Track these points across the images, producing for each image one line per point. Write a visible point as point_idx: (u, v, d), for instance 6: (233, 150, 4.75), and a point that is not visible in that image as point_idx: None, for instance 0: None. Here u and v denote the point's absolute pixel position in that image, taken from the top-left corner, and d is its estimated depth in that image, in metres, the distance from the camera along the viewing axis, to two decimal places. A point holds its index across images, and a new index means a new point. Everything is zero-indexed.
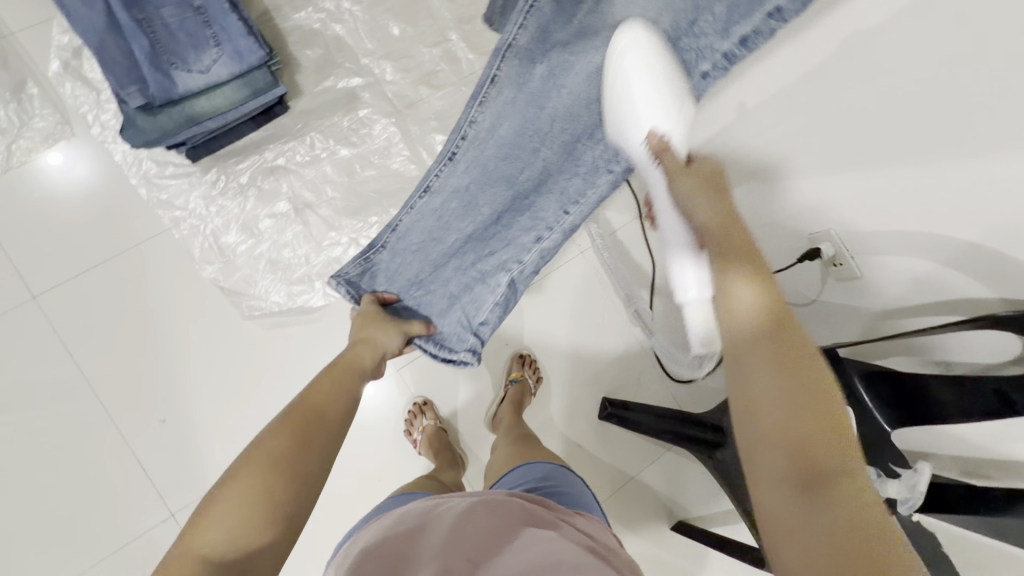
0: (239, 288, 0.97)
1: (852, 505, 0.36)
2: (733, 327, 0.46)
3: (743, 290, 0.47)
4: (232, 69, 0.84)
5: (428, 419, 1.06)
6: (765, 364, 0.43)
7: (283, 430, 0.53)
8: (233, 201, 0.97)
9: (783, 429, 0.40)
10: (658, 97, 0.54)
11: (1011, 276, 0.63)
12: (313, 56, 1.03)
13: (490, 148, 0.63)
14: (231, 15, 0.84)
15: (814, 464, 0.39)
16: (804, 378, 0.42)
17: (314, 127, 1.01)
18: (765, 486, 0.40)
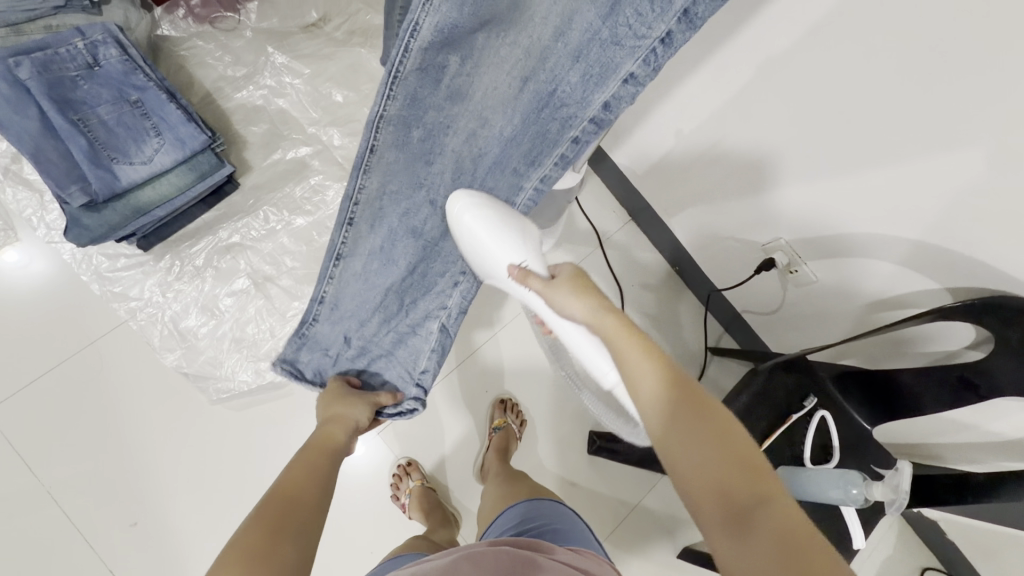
0: (204, 372, 0.94)
1: (771, 521, 0.44)
2: (646, 411, 0.55)
3: (640, 377, 0.56)
4: (175, 156, 0.85)
5: (415, 480, 1.03)
6: (679, 424, 0.52)
7: (258, 525, 0.52)
8: (190, 284, 0.95)
9: (702, 477, 0.48)
10: (504, 240, 0.64)
11: (956, 267, 0.66)
12: (259, 131, 1.05)
13: (394, 209, 0.68)
14: (169, 104, 0.84)
15: (738, 502, 0.46)
16: (707, 439, 0.50)
17: (267, 200, 1.01)
18: (709, 534, 0.46)
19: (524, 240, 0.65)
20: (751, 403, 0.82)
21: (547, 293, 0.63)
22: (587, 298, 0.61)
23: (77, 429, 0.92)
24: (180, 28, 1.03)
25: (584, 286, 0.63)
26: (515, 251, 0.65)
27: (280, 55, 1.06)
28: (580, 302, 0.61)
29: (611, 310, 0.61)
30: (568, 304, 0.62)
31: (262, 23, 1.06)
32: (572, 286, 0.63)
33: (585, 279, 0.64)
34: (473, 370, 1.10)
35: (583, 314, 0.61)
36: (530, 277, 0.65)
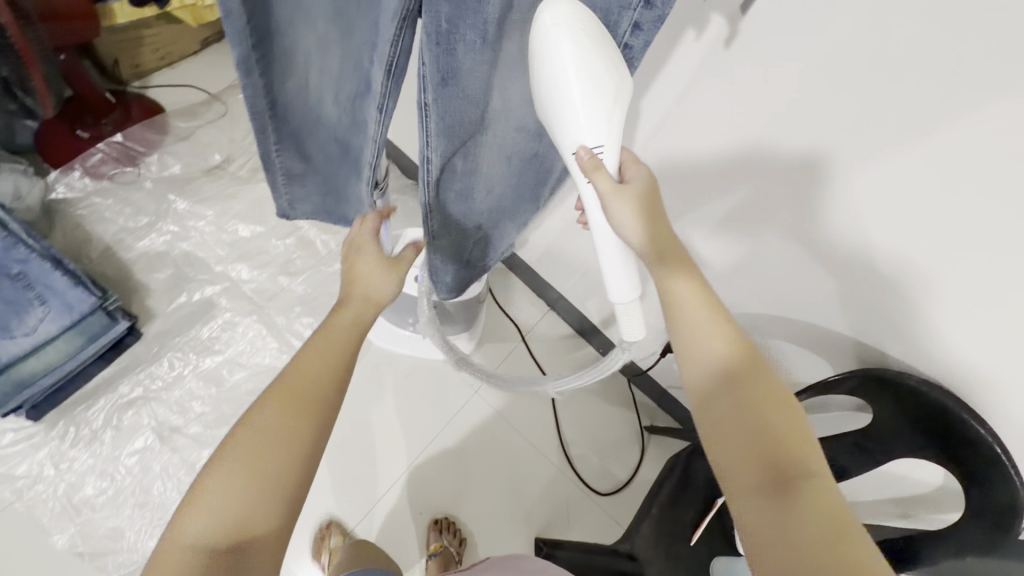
0: (103, 547, 0.86)
1: (815, 500, 0.38)
2: (685, 330, 0.46)
3: (684, 293, 0.47)
4: (62, 322, 0.83)
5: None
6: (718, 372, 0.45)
7: (267, 415, 0.44)
8: (87, 450, 0.90)
9: (729, 421, 0.43)
10: (590, 110, 0.42)
11: (820, 337, 0.70)
12: (163, 277, 1.04)
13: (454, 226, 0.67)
14: (55, 271, 0.80)
15: (770, 454, 0.41)
16: (744, 384, 0.44)
17: (172, 346, 0.99)
18: (728, 478, 0.42)
19: (620, 103, 0.43)
20: (678, 490, 0.78)
21: (618, 192, 0.46)
22: (649, 223, 0.47)
23: None
24: (76, 189, 1.04)
25: (652, 205, 0.48)
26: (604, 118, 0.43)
27: (181, 201, 1.08)
28: (637, 220, 0.46)
29: (671, 246, 0.48)
30: (627, 220, 0.46)
31: (163, 173, 1.09)
32: (641, 189, 0.47)
33: (656, 200, 0.48)
34: (407, 493, 1.06)
35: (637, 239, 0.47)
36: (600, 172, 0.45)
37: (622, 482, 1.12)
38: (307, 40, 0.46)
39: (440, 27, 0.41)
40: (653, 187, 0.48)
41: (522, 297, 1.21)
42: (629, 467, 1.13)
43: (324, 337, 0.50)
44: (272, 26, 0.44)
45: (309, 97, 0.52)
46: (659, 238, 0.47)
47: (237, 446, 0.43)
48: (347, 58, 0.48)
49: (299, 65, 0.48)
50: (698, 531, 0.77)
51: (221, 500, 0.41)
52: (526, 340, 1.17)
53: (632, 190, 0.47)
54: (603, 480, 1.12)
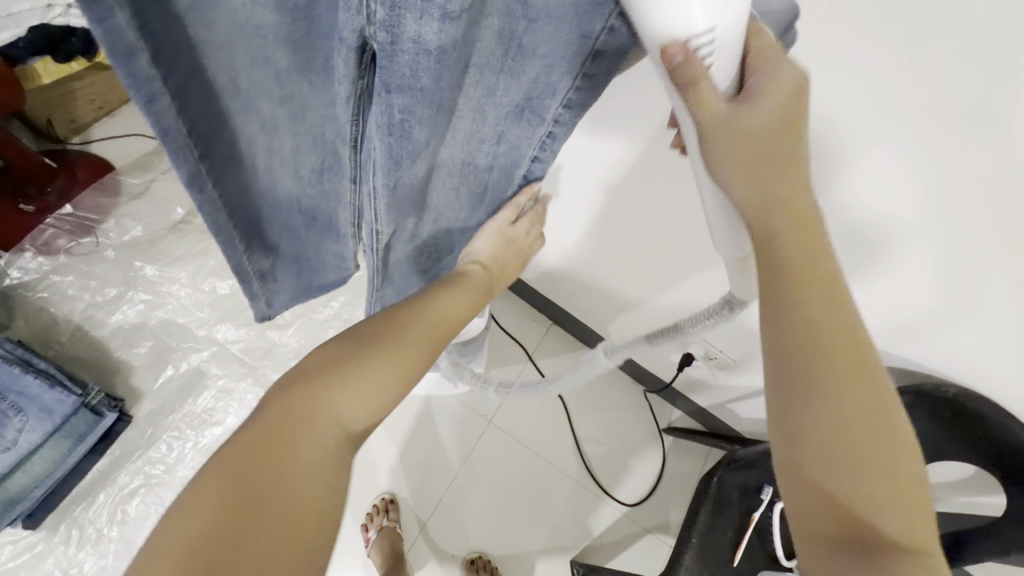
0: None
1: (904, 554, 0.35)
2: (785, 343, 0.35)
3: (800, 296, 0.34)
4: (42, 429, 0.78)
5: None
6: (839, 405, 0.35)
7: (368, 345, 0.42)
8: (94, 551, 0.85)
9: (830, 459, 0.35)
10: None
11: None
12: (144, 351, 0.97)
13: (401, 252, 0.57)
14: (25, 375, 0.77)
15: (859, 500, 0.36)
16: (857, 416, 0.35)
17: (167, 425, 0.93)
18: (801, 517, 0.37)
19: None
20: (715, 515, 0.78)
21: (724, 117, 0.30)
22: (763, 164, 0.32)
23: None
24: (31, 270, 0.96)
25: (785, 126, 0.32)
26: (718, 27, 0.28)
27: (149, 266, 1.01)
28: (742, 166, 0.32)
29: (796, 207, 0.34)
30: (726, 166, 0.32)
31: (124, 238, 1.01)
32: (769, 104, 0.31)
33: (799, 114, 0.32)
34: (433, 538, 1.03)
35: (744, 193, 0.33)
36: (702, 83, 0.29)
37: (649, 488, 1.11)
38: (252, 128, 0.40)
39: (392, 117, 0.37)
40: (791, 100, 0.32)
41: (524, 314, 1.18)
42: (653, 471, 1.12)
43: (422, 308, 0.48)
44: (219, 124, 0.37)
45: (262, 180, 0.46)
46: (777, 198, 0.33)
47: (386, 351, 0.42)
48: (298, 135, 0.43)
49: (246, 153, 0.42)
50: (739, 552, 0.77)
51: (353, 394, 0.39)
52: (534, 359, 1.14)
53: (747, 117, 0.31)
54: (629, 491, 1.10)
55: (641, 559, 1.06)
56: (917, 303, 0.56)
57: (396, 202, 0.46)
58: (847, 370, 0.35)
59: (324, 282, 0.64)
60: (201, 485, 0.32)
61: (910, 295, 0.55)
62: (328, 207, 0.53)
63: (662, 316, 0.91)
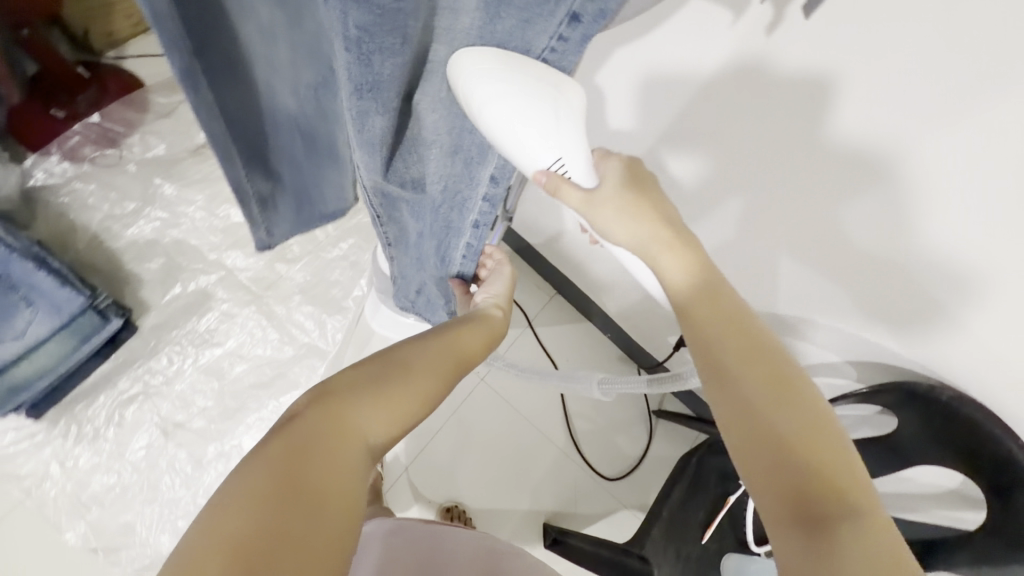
0: (117, 542, 0.86)
1: (860, 537, 0.31)
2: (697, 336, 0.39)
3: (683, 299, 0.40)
4: (51, 324, 0.80)
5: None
6: (750, 380, 0.36)
7: (378, 377, 0.42)
8: (91, 448, 0.89)
9: (777, 439, 0.35)
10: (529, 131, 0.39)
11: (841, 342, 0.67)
12: (155, 267, 1.00)
13: (399, 207, 0.58)
14: (39, 272, 0.79)
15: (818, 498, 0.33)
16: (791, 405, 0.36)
17: (169, 340, 0.96)
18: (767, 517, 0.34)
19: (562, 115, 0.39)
20: (689, 492, 0.77)
21: (577, 192, 0.40)
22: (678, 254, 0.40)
23: None
24: (55, 174, 0.98)
25: (635, 188, 0.41)
26: (557, 119, 0.38)
27: (168, 185, 1.02)
28: (627, 228, 0.41)
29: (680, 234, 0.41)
30: (612, 223, 0.41)
31: (146, 154, 1.03)
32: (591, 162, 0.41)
33: (643, 183, 0.42)
34: (414, 482, 1.06)
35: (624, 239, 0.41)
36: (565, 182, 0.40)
37: (632, 465, 1.11)
38: (253, 35, 0.41)
39: (352, 34, 0.36)
40: (633, 171, 0.42)
41: (529, 279, 1.17)
42: (637, 450, 1.12)
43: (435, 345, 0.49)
44: (216, 22, 0.38)
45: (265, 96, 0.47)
46: (649, 236, 0.40)
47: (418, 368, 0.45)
48: (296, 48, 0.43)
49: (251, 65, 0.43)
50: (708, 531, 0.77)
51: (391, 405, 0.40)
52: (533, 325, 1.14)
53: (604, 188, 0.41)
54: (611, 465, 1.11)
55: (614, 531, 1.07)
56: (891, 310, 0.58)
57: (368, 139, 0.46)
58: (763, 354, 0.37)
59: (323, 213, 0.70)
60: (246, 478, 0.32)
61: (934, 288, 0.51)
62: (327, 129, 0.54)
63: None
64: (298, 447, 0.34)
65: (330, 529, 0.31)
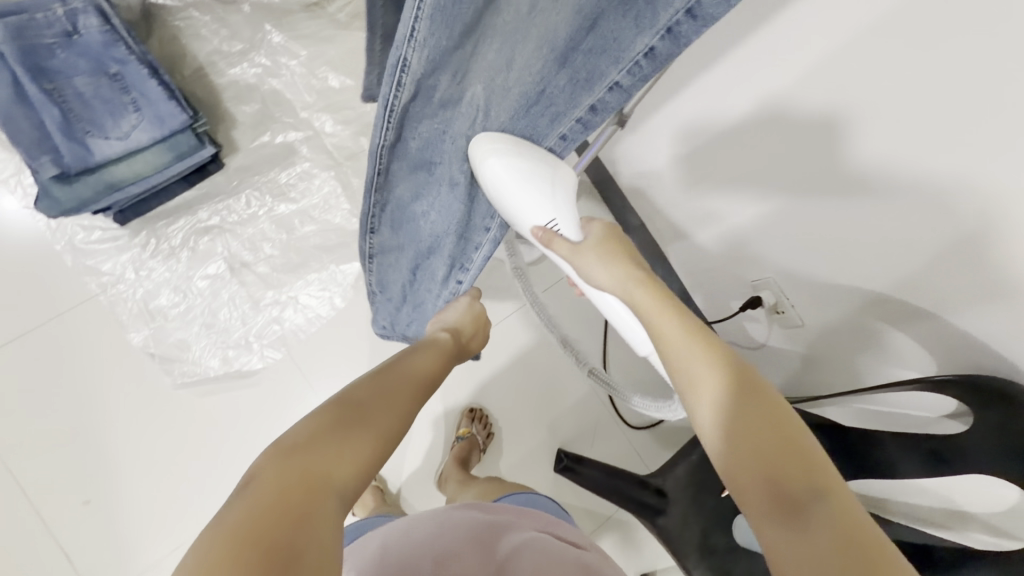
0: (172, 354, 0.92)
1: (827, 516, 0.37)
2: (675, 356, 0.50)
3: (667, 328, 0.51)
4: (153, 134, 0.82)
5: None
6: (740, 417, 0.44)
7: (325, 415, 0.46)
8: (164, 264, 0.94)
9: (741, 435, 0.43)
10: (531, 193, 0.52)
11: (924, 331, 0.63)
12: (249, 111, 1.02)
13: (410, 163, 0.54)
14: (151, 80, 0.82)
15: (783, 480, 0.40)
16: (755, 410, 0.44)
17: (251, 183, 0.99)
18: (748, 505, 0.41)
19: (556, 179, 0.53)
20: None
21: (585, 254, 0.56)
22: (677, 339, 0.50)
23: (35, 399, 0.88)
24: None
25: (618, 244, 0.57)
26: (552, 192, 0.53)
27: (277, 33, 1.02)
28: (610, 273, 0.55)
29: (660, 304, 0.52)
30: (595, 270, 0.56)
31: None
32: (603, 261, 0.55)
33: (621, 240, 0.58)
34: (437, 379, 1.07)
35: (608, 282, 0.55)
36: (556, 240, 0.56)
37: (656, 420, 1.11)
38: None
39: None
40: (613, 237, 0.57)
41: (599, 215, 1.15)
42: None
43: (378, 378, 0.54)
44: None
45: None
46: (626, 287, 0.54)
47: (372, 420, 0.48)
48: None
49: None
50: None
51: (349, 454, 0.43)
52: None
53: (594, 243, 0.56)
54: (636, 413, 1.11)
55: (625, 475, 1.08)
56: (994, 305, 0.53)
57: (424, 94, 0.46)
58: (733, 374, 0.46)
59: None
60: (208, 542, 0.33)
61: None
62: None
63: (740, 251, 0.84)
64: (263, 509, 0.35)
65: (317, 555, 0.34)
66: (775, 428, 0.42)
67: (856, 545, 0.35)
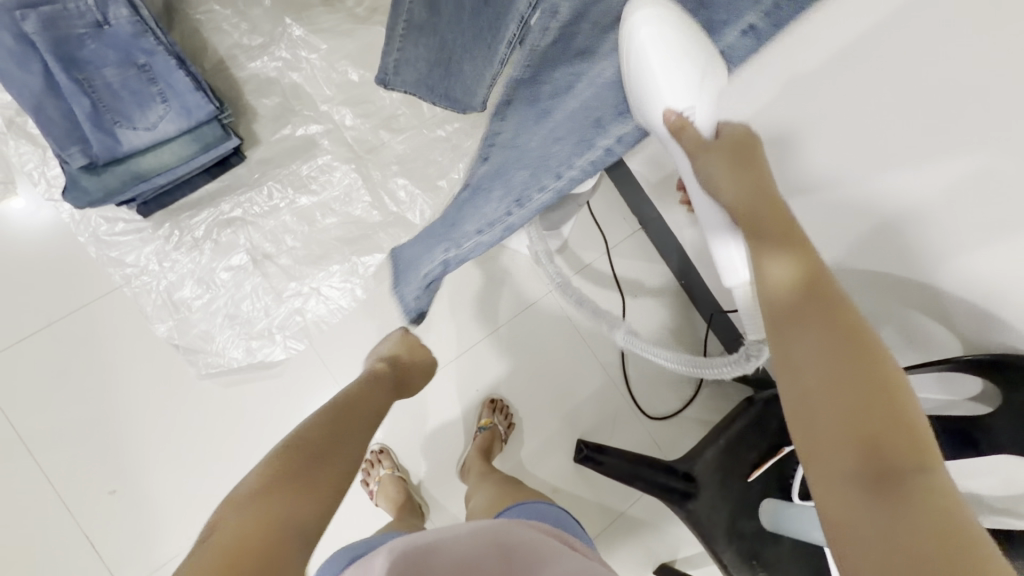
0: (196, 345, 0.92)
1: (914, 495, 0.35)
2: (770, 294, 0.51)
3: (777, 265, 0.52)
4: (180, 125, 0.83)
5: (386, 467, 1.01)
6: (835, 371, 0.43)
7: (276, 460, 0.50)
8: (188, 255, 0.94)
9: (832, 394, 0.42)
10: (681, 73, 0.57)
11: (946, 309, 0.65)
12: (270, 104, 1.02)
13: (530, 112, 0.53)
14: (178, 71, 0.82)
15: (875, 447, 0.38)
16: (857, 365, 0.43)
17: (272, 176, 1.00)
18: (827, 468, 0.40)
19: (711, 75, 0.57)
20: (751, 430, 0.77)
21: (710, 157, 0.57)
22: (788, 271, 0.51)
23: (63, 390, 0.88)
24: None
25: (756, 175, 0.57)
26: (701, 88, 0.58)
27: (297, 26, 1.03)
28: (728, 177, 0.56)
29: (785, 228, 0.53)
30: (723, 180, 0.56)
31: None
32: (726, 167, 0.57)
33: (759, 169, 0.57)
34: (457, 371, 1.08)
35: (733, 198, 0.56)
36: (688, 129, 0.58)
37: (675, 411, 1.12)
38: None
39: None
40: (752, 152, 0.59)
41: (616, 208, 1.16)
42: (682, 400, 1.13)
43: (335, 410, 0.57)
44: None
45: None
46: (751, 204, 0.55)
47: (321, 474, 0.49)
48: None
49: None
50: (757, 470, 0.76)
51: (302, 496, 0.46)
52: (610, 253, 1.14)
53: (720, 152, 0.58)
54: (654, 404, 1.12)
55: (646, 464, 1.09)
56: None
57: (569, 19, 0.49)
58: (843, 322, 0.46)
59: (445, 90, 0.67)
60: None
61: None
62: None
63: None
64: (227, 547, 0.40)
65: None
66: (874, 390, 0.41)
67: (941, 529, 0.33)
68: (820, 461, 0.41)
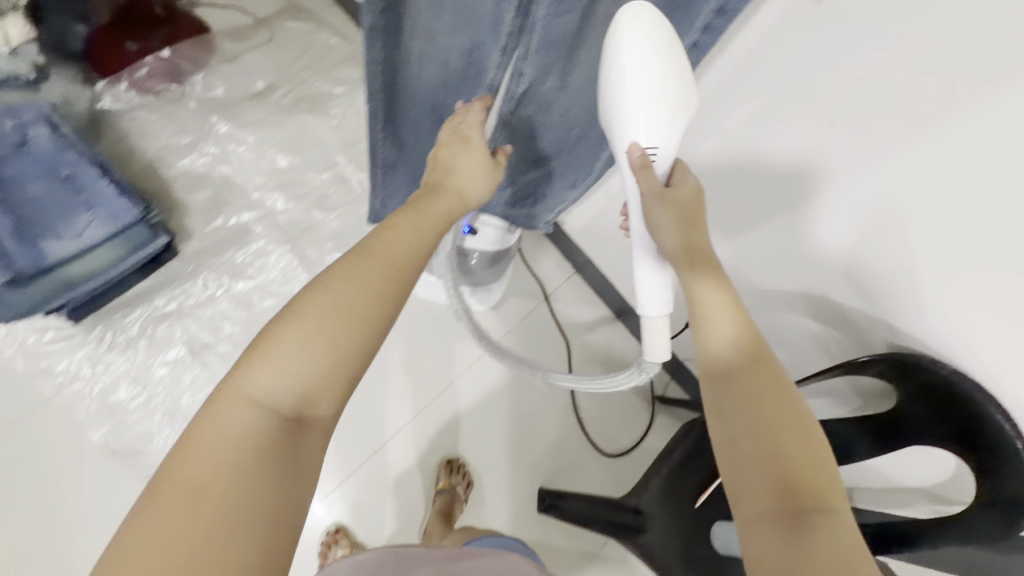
0: (135, 447, 0.90)
1: (824, 529, 0.41)
2: (704, 332, 0.51)
3: (710, 298, 0.50)
4: (107, 230, 0.84)
5: (344, 548, 0.98)
6: (759, 413, 0.46)
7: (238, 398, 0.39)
8: (122, 356, 0.93)
9: (756, 435, 0.45)
10: (659, 105, 0.46)
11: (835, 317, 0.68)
12: (201, 198, 1.05)
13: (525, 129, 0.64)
14: (102, 180, 0.85)
15: (792, 486, 0.43)
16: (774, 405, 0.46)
17: (207, 267, 1.01)
18: (746, 505, 0.44)
19: (685, 106, 0.47)
20: (690, 456, 0.79)
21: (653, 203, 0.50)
22: (721, 312, 0.50)
23: None
24: (122, 100, 1.05)
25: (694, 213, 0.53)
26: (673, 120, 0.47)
27: (224, 124, 1.08)
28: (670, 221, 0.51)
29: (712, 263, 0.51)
30: (663, 227, 0.51)
31: (207, 94, 1.09)
32: (667, 216, 0.51)
33: (698, 211, 0.53)
34: (412, 435, 1.08)
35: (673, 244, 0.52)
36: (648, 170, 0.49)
37: (628, 444, 1.14)
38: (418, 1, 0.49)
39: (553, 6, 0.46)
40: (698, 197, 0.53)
41: (550, 258, 1.22)
42: (636, 434, 1.15)
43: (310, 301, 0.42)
44: None
45: (411, 64, 0.57)
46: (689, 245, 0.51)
47: (283, 342, 0.40)
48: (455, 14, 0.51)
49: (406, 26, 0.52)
50: (702, 494, 0.78)
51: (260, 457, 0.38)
52: (549, 300, 1.18)
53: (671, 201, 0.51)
54: (610, 442, 1.14)
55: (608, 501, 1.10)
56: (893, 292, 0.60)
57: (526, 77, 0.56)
58: (762, 366, 0.48)
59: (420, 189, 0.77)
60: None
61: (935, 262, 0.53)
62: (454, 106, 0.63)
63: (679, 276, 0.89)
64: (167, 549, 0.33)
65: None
66: (792, 431, 0.45)
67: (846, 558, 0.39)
68: (741, 497, 0.44)
